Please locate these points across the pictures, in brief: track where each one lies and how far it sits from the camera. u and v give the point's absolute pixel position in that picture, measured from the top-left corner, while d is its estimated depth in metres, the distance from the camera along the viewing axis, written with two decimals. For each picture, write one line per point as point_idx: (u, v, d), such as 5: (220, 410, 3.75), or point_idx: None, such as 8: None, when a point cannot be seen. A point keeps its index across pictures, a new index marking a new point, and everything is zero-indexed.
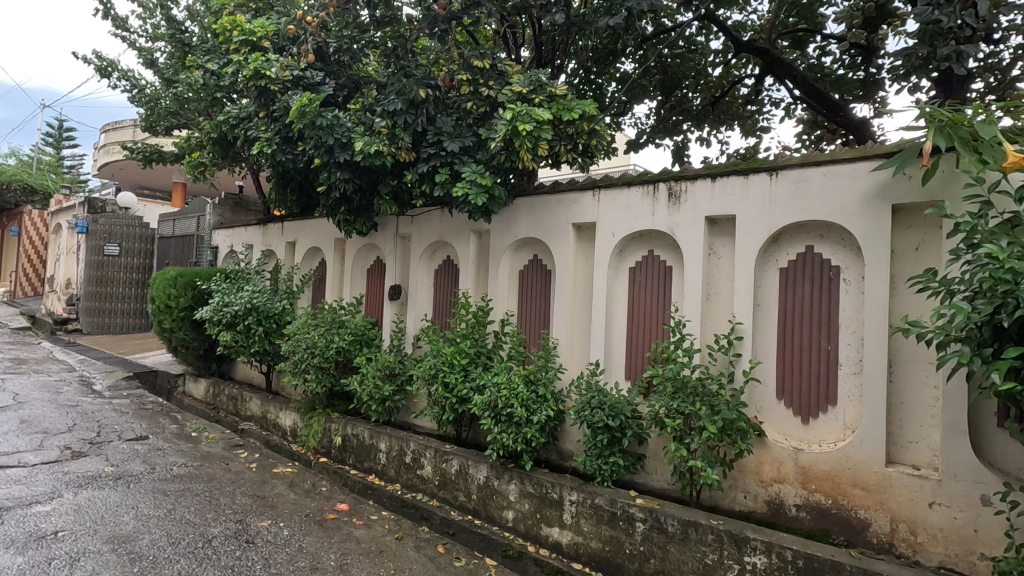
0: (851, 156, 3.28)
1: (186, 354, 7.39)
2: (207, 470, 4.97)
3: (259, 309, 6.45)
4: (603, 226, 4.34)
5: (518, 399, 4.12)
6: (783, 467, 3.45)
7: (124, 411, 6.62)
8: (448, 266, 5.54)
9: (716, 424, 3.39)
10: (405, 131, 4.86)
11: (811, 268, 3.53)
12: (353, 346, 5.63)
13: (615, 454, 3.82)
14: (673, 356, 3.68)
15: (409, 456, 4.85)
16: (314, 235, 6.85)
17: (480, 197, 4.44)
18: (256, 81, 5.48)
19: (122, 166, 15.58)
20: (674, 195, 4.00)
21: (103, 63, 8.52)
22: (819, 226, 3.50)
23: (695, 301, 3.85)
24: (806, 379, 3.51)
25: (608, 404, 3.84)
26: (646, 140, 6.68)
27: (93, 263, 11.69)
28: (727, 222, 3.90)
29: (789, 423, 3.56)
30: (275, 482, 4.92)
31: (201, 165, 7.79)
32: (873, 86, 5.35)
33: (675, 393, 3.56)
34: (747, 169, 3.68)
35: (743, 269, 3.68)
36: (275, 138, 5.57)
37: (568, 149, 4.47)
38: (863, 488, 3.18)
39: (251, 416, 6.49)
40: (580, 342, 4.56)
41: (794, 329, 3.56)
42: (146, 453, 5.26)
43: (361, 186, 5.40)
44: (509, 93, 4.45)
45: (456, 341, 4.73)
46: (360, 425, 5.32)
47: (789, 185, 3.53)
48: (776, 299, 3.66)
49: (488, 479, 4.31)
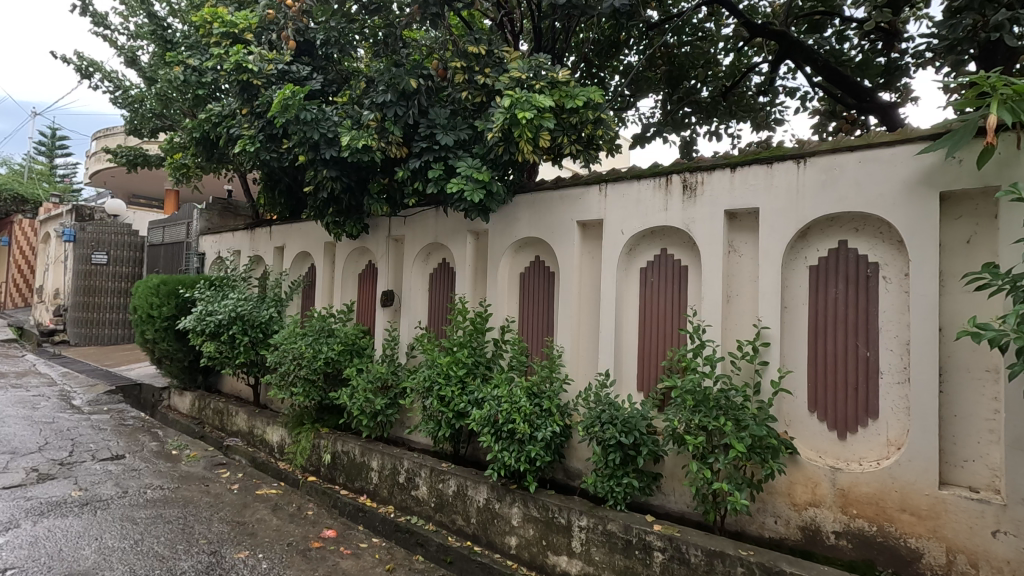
0: (891, 140, 2.93)
1: (170, 366, 7.01)
2: (184, 493, 4.59)
3: (245, 318, 6.09)
4: (611, 223, 3.98)
5: (520, 414, 3.75)
6: (819, 489, 3.07)
7: (102, 428, 6.24)
8: (444, 269, 5.20)
9: (744, 442, 3.01)
10: (395, 124, 4.52)
11: (845, 265, 3.17)
12: (343, 356, 5.27)
13: (629, 474, 3.46)
14: (693, 365, 3.32)
15: (403, 475, 4.47)
16: (303, 239, 6.50)
17: (476, 192, 4.08)
18: (238, 76, 5.16)
19: (112, 173, 15.28)
20: (688, 187, 3.65)
21: (82, 63, 8.15)
22: (853, 219, 3.15)
23: (716, 303, 3.48)
24: (842, 389, 3.14)
25: (621, 418, 3.47)
26: (652, 135, 6.31)
27: (81, 272, 11.37)
28: (748, 216, 3.54)
29: (823, 438, 3.19)
30: (258, 505, 4.54)
31: (184, 167, 7.46)
32: (898, 72, 4.97)
33: (696, 407, 3.20)
34: (771, 157, 3.33)
35: (768, 268, 3.32)
36: (258, 135, 5.22)
37: (570, 140, 4.14)
38: (913, 513, 2.80)
39: (237, 431, 6.10)
40: (587, 349, 4.19)
41: (827, 335, 3.20)
42: (120, 474, 4.88)
43: (349, 185, 5.08)
44: (506, 80, 4.03)
45: (453, 350, 4.37)
46: (350, 441, 4.95)
47: (818, 173, 3.18)
48: (805, 301, 3.30)
49: (489, 501, 3.93)
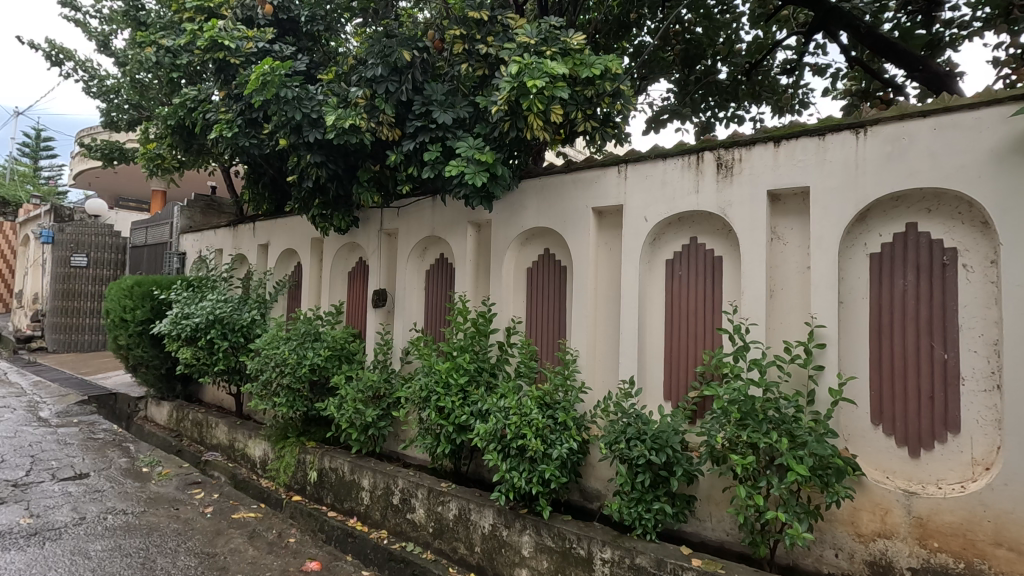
0: (974, 101, 2.47)
1: (146, 374, 6.47)
2: (149, 519, 4.07)
3: (224, 321, 5.57)
4: (632, 209, 3.50)
5: (531, 428, 3.26)
6: (890, 518, 2.59)
7: (68, 443, 5.69)
8: (442, 265, 4.71)
9: (804, 463, 2.52)
10: (386, 101, 4.03)
11: (913, 252, 2.70)
12: (330, 362, 4.76)
13: (660, 499, 2.96)
14: (735, 371, 2.84)
15: (397, 496, 3.98)
16: (288, 235, 6.00)
17: (478, 176, 3.62)
18: (213, 53, 4.69)
19: (96, 173, 14.69)
20: (723, 165, 3.18)
21: (51, 49, 7.61)
22: (924, 197, 2.68)
23: (760, 298, 2.99)
24: (913, 399, 2.66)
25: (650, 433, 2.99)
26: (668, 117, 5.77)
27: (60, 275, 10.84)
28: (794, 198, 3.07)
29: (891, 455, 2.71)
30: (233, 532, 4.02)
31: (159, 157, 6.83)
32: (939, 46, 4.54)
33: (743, 421, 2.71)
34: (823, 127, 2.87)
35: (821, 257, 2.85)
36: (236, 119, 4.74)
37: (585, 116, 3.65)
38: (1012, 548, 2.32)
39: (217, 445, 5.58)
40: (606, 353, 3.70)
41: (893, 335, 2.73)
42: (79, 498, 4.36)
43: (336, 172, 4.57)
44: (511, 46, 3.52)
45: (452, 355, 3.87)
46: (339, 457, 4.44)
47: (883, 144, 2.71)
48: (866, 295, 2.82)
49: (495, 527, 3.43)
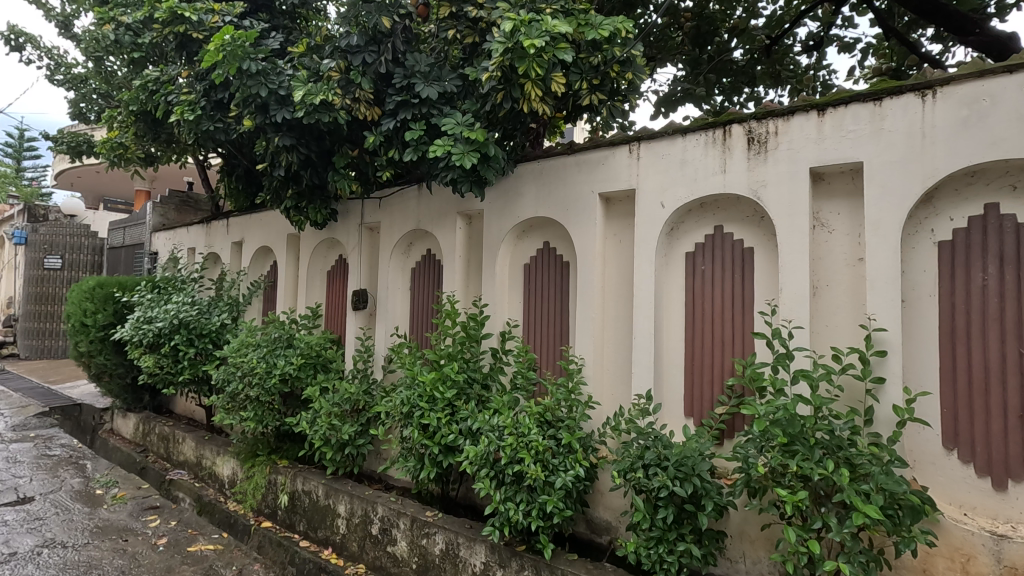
0: None
1: (109, 384, 5.93)
2: (91, 555, 3.55)
3: (190, 326, 5.05)
4: (646, 194, 3.01)
5: (529, 452, 2.76)
6: (973, 567, 2.10)
7: (17, 462, 5.14)
8: (429, 262, 4.21)
9: (870, 501, 2.02)
10: (362, 75, 3.54)
11: (996, 239, 2.20)
12: (304, 372, 4.23)
13: (686, 539, 2.46)
14: (777, 386, 2.34)
15: (376, 526, 3.46)
16: (263, 232, 5.49)
17: (468, 156, 3.13)
18: (173, 27, 4.18)
19: (78, 173, 14.19)
20: (754, 139, 2.69)
21: (12, 34, 7.08)
22: (1008, 171, 2.19)
23: (803, 296, 2.50)
24: (997, 418, 2.17)
25: (672, 459, 2.48)
26: (680, 99, 5.28)
27: (33, 277, 10.36)
28: (842, 177, 2.58)
29: (970, 486, 2.21)
30: (186, 570, 3.51)
31: (122, 147, 6.23)
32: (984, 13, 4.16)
33: (790, 447, 2.20)
34: (879, 90, 2.39)
35: (878, 246, 2.36)
36: (199, 101, 4.24)
37: (590, 87, 3.18)
38: None
39: (183, 462, 5.05)
40: (615, 361, 3.21)
41: (970, 339, 2.24)
42: (15, 529, 3.83)
43: (308, 158, 4.07)
44: (505, 4, 3.04)
45: (439, 364, 3.36)
46: (312, 478, 3.93)
47: (955, 108, 2.23)
48: (934, 291, 2.34)
49: (488, 566, 2.92)
